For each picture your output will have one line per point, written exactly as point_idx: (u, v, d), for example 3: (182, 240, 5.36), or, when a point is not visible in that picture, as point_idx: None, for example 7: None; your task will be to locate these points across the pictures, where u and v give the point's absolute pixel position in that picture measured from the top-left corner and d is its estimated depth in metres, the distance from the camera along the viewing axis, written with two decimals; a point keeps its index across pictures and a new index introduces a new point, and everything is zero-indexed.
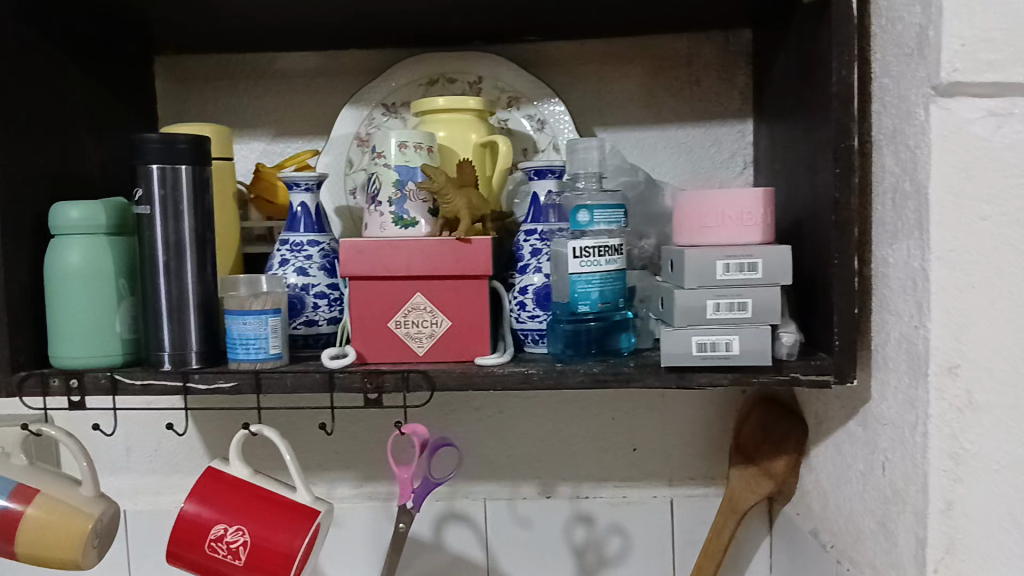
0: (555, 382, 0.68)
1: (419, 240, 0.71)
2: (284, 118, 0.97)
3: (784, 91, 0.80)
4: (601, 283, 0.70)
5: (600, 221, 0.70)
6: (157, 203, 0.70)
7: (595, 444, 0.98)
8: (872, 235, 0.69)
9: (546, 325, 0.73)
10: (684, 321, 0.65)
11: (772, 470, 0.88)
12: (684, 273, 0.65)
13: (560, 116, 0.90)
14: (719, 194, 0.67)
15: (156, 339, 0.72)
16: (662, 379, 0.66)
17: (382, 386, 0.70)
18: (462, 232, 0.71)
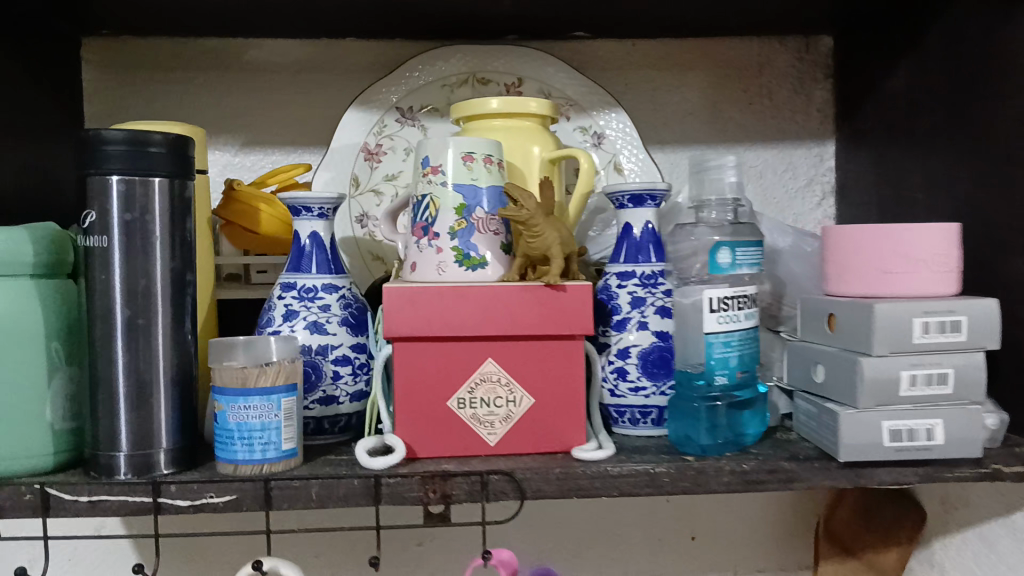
0: (693, 485, 0.50)
1: (493, 287, 0.52)
2: (259, 123, 0.75)
3: (914, 106, 0.65)
4: (742, 345, 0.52)
5: (742, 262, 0.52)
6: (119, 232, 0.48)
7: (644, 531, 0.79)
8: None
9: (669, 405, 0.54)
10: (872, 401, 0.49)
11: (879, 565, 0.71)
12: (874, 337, 0.48)
13: (623, 128, 0.71)
14: (905, 231, 0.51)
15: (109, 433, 0.49)
16: (834, 477, 0.50)
17: (450, 496, 0.49)
18: (556, 278, 0.52)
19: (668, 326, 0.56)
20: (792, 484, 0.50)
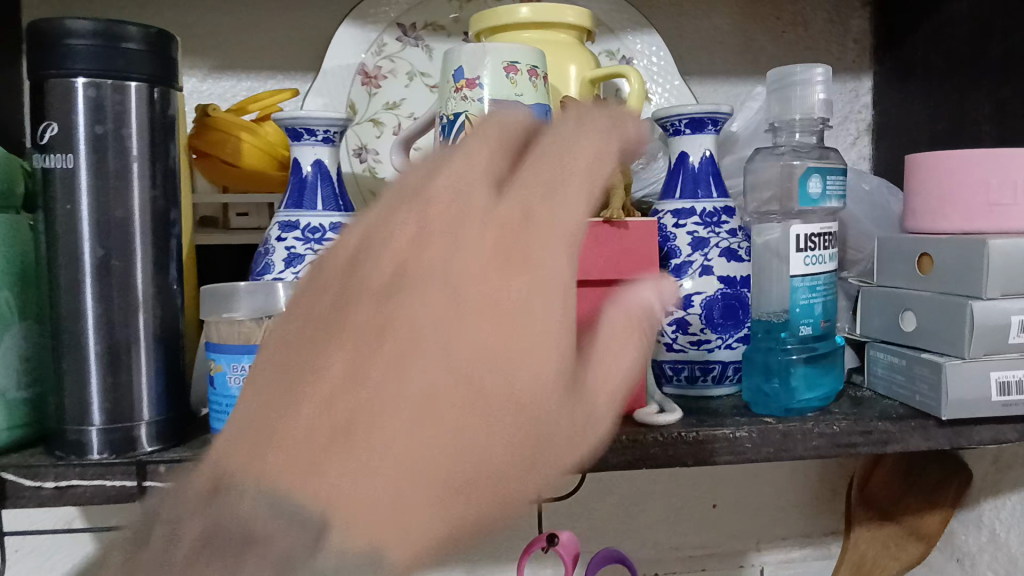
0: (777, 451, 0.43)
1: None
2: (233, 45, 0.64)
3: (981, 28, 0.58)
4: (825, 291, 0.46)
5: (832, 193, 0.46)
6: (87, 150, 0.39)
7: (664, 500, 0.72)
8: None
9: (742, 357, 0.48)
10: (979, 350, 0.43)
11: (924, 531, 0.66)
12: (987, 276, 0.42)
13: (653, 54, 0.64)
14: (1014, 156, 0.44)
15: (77, 404, 0.40)
16: (932, 438, 0.44)
17: None
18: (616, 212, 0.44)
19: (733, 272, 0.49)
20: (886, 446, 0.44)
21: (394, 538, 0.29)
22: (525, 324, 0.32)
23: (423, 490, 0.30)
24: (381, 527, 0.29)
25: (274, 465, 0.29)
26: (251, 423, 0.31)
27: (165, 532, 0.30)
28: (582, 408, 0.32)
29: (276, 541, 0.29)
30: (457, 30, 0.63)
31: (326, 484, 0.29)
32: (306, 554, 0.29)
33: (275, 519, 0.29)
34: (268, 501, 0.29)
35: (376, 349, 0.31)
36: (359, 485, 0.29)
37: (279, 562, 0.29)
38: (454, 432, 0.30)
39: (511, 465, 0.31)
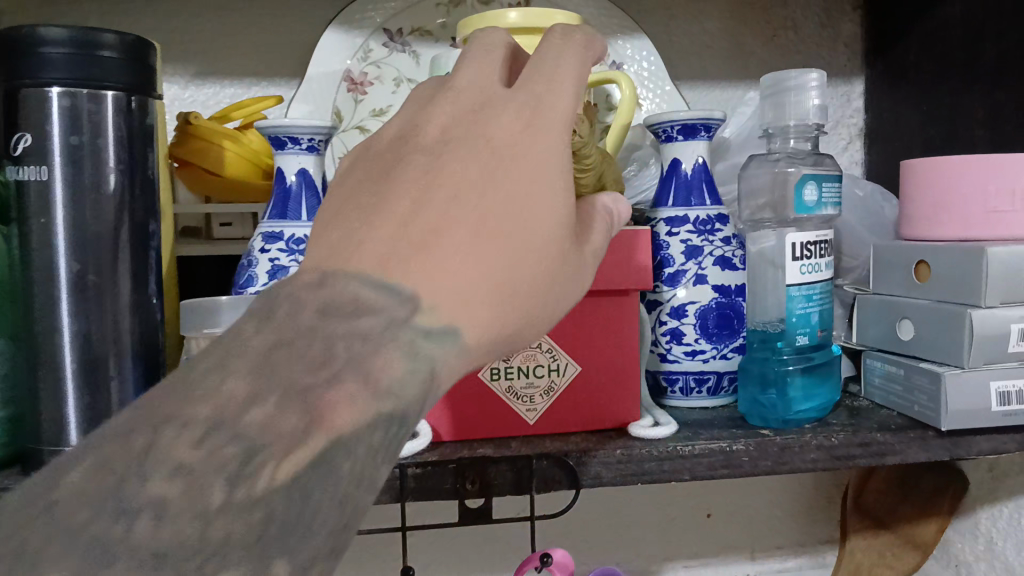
0: (774, 464, 0.42)
1: None
2: (216, 52, 0.63)
3: (974, 32, 0.58)
4: (822, 300, 0.45)
5: (828, 201, 0.45)
6: (63, 161, 0.38)
7: (657, 510, 0.71)
8: None
9: (737, 367, 0.47)
10: (978, 359, 0.42)
11: (918, 539, 0.64)
12: (986, 284, 0.41)
13: (643, 60, 0.63)
14: (1012, 161, 0.44)
15: (54, 423, 0.38)
16: (931, 449, 0.43)
17: (491, 486, 0.40)
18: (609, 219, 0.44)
19: (728, 280, 0.48)
20: (885, 459, 0.43)
21: (474, 319, 0.26)
22: (560, 119, 0.29)
23: (498, 281, 0.26)
24: (467, 304, 0.26)
25: (349, 244, 0.25)
26: (312, 248, 0.25)
27: (216, 354, 0.23)
28: (583, 248, 0.31)
29: (367, 345, 0.24)
30: (444, 35, 0.62)
31: (413, 272, 0.25)
32: (390, 337, 0.24)
33: (379, 297, 0.24)
34: (336, 310, 0.24)
35: (431, 149, 0.27)
36: (441, 264, 0.25)
37: (356, 343, 0.23)
38: (521, 222, 0.27)
39: (554, 280, 0.28)
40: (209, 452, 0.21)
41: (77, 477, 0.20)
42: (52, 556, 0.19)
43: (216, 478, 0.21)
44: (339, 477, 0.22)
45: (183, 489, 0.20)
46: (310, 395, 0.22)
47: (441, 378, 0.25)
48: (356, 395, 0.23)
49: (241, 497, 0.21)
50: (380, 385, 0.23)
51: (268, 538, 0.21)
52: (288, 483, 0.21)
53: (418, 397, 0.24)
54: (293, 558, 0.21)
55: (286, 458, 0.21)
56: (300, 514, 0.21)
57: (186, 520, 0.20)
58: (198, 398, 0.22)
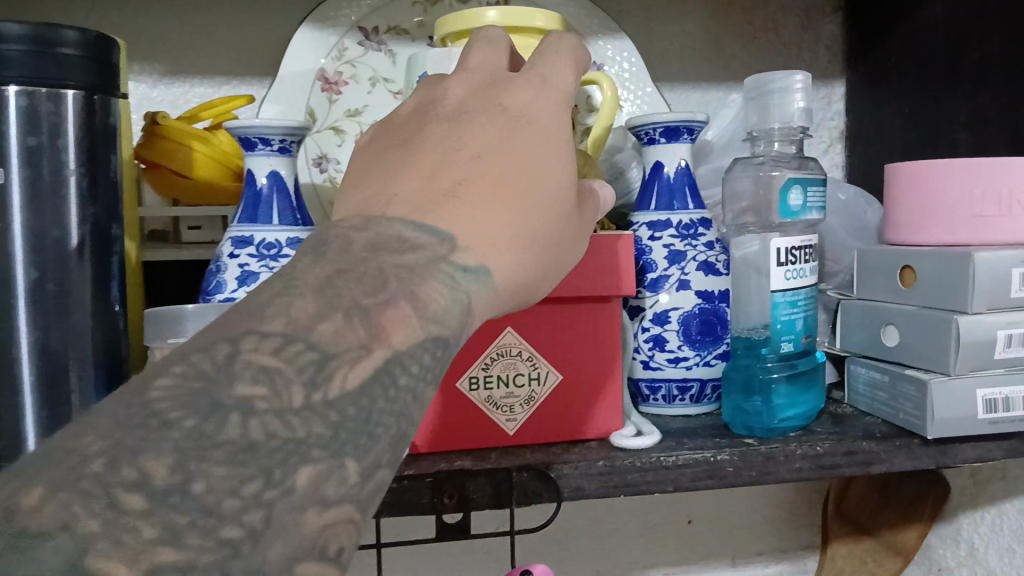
0: (759, 474, 0.41)
1: None
2: (185, 50, 0.61)
3: (957, 35, 0.57)
4: (806, 306, 0.45)
5: (813, 205, 0.44)
6: (20, 164, 0.36)
7: (638, 517, 0.70)
8: None
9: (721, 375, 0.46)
10: (965, 367, 0.42)
11: (900, 545, 0.64)
12: (973, 290, 0.41)
13: (624, 60, 0.62)
14: (999, 165, 0.43)
15: (12, 437, 0.37)
16: (917, 458, 0.43)
17: (469, 499, 0.39)
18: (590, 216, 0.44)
19: (712, 286, 0.47)
20: (870, 468, 0.42)
21: (499, 261, 0.29)
22: (561, 96, 0.33)
23: (516, 229, 0.30)
24: (491, 248, 0.29)
25: (385, 198, 0.29)
26: (353, 202, 0.29)
27: (245, 312, 0.24)
28: (587, 212, 0.34)
29: (415, 273, 0.26)
30: (421, 34, 0.60)
31: (443, 219, 0.28)
32: (433, 270, 0.27)
33: (418, 237, 0.27)
34: (383, 247, 0.27)
35: (451, 121, 0.31)
36: (466, 213, 0.29)
37: (406, 272, 0.26)
38: (534, 180, 0.31)
39: (563, 235, 0.32)
40: (287, 356, 0.23)
41: (174, 377, 0.21)
42: (159, 439, 0.20)
43: (295, 377, 0.22)
44: (397, 387, 0.24)
45: (270, 386, 0.22)
46: (369, 315, 0.24)
47: (472, 311, 0.28)
48: (407, 317, 0.25)
49: (317, 397, 0.22)
50: (426, 310, 0.26)
51: (344, 433, 0.22)
52: (356, 388, 0.23)
53: (457, 325, 0.27)
54: (364, 453, 0.22)
55: (354, 364, 0.24)
56: (366, 414, 0.23)
57: (273, 414, 0.21)
58: (270, 316, 0.23)
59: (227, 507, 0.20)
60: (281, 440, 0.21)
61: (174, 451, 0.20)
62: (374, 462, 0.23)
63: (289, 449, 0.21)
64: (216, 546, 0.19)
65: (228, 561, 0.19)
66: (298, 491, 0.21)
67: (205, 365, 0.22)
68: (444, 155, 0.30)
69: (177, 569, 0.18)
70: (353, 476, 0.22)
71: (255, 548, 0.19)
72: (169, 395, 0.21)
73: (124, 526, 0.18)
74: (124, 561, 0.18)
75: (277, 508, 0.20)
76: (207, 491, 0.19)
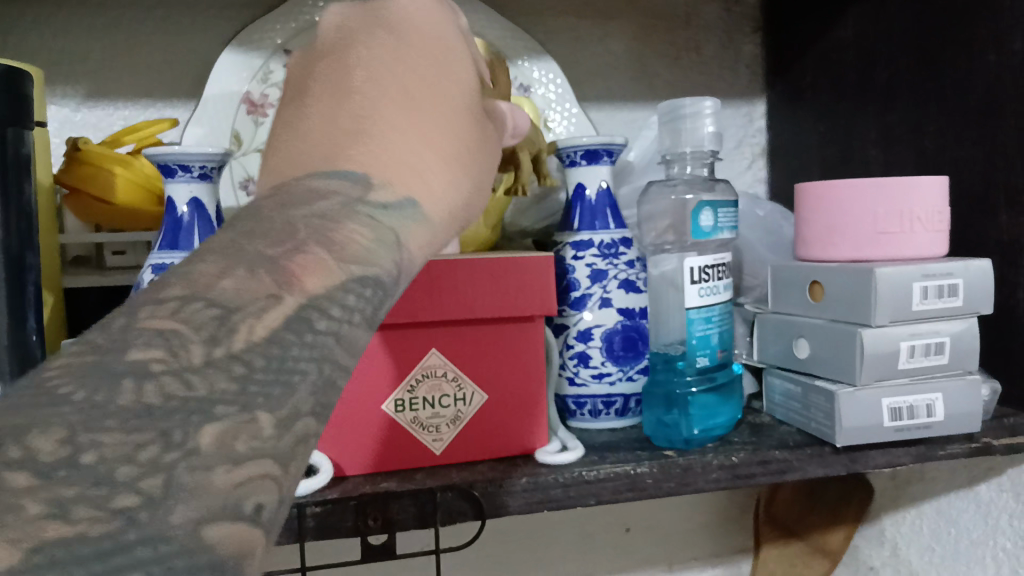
0: (678, 486, 0.43)
1: (456, 260, 0.42)
2: (106, 72, 0.60)
3: (868, 54, 0.60)
4: (721, 321, 0.46)
5: (723, 225, 0.46)
6: None
7: (575, 528, 0.70)
8: None
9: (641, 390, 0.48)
10: (870, 377, 0.43)
11: (828, 547, 0.66)
12: (876, 305, 0.42)
13: (549, 80, 0.63)
14: (899, 185, 0.45)
15: None
16: (828, 464, 0.44)
17: (394, 521, 0.40)
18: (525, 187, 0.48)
19: (632, 303, 0.49)
20: (783, 476, 0.44)
21: (425, 187, 0.28)
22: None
23: (433, 156, 0.28)
24: (414, 180, 0.28)
25: (292, 160, 0.27)
26: None
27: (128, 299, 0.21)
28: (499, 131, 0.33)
29: (328, 218, 0.24)
30: None
31: (355, 160, 0.27)
32: (350, 213, 0.25)
33: (328, 185, 0.26)
34: (291, 203, 0.25)
35: (329, 52, 0.29)
36: (381, 151, 0.27)
37: (317, 219, 0.24)
38: (442, 93, 0.29)
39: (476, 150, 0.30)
40: (187, 316, 0.20)
41: (69, 357, 0.19)
42: (48, 414, 0.17)
43: (193, 337, 0.20)
44: (314, 332, 0.22)
45: (168, 347, 0.19)
46: (276, 264, 0.22)
47: (403, 248, 0.26)
48: (320, 259, 0.23)
49: (221, 352, 0.20)
50: (343, 251, 0.24)
51: (253, 384, 0.20)
52: (266, 338, 0.21)
53: (390, 265, 0.25)
54: (281, 404, 0.20)
55: (262, 315, 0.21)
56: (280, 361, 0.21)
57: (172, 374, 0.19)
58: (169, 284, 0.21)
59: (122, 475, 0.17)
60: (182, 400, 0.18)
61: (64, 424, 0.17)
62: (292, 412, 0.20)
63: (191, 408, 0.18)
64: (109, 517, 0.17)
65: (125, 532, 0.16)
66: (205, 449, 0.18)
67: (100, 338, 0.19)
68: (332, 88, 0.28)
69: (67, 545, 0.16)
70: (269, 429, 0.19)
71: (156, 518, 0.17)
72: (63, 371, 0.18)
73: (9, 505, 0.16)
74: (6, 541, 0.15)
75: (179, 469, 0.18)
76: (101, 461, 0.17)
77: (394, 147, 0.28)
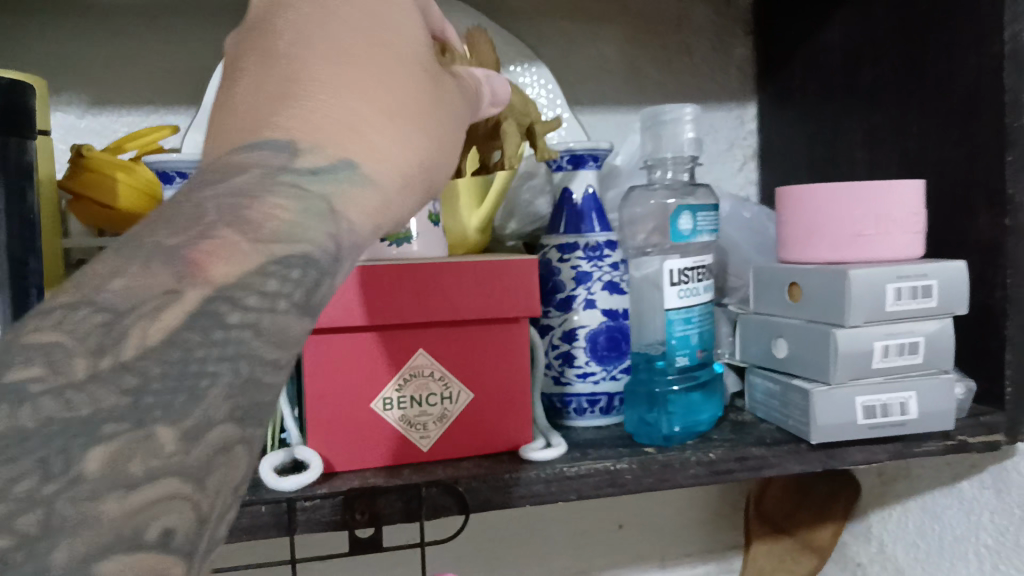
0: (657, 481, 0.44)
1: (442, 263, 0.44)
2: (109, 79, 0.62)
3: (854, 56, 0.61)
4: (701, 321, 0.48)
5: (703, 228, 0.47)
6: None
7: (568, 524, 0.72)
8: None
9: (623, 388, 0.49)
10: (844, 376, 0.45)
11: (816, 543, 0.68)
12: (850, 306, 0.44)
13: (541, 85, 0.65)
14: (875, 189, 0.46)
15: None
16: (806, 461, 0.46)
17: (381, 516, 0.41)
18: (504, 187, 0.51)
19: (616, 304, 0.50)
20: (761, 471, 0.45)
21: (363, 148, 0.27)
22: None
23: (372, 115, 0.27)
24: (350, 143, 0.27)
25: (225, 130, 0.27)
26: None
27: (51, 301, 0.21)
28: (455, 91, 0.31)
29: (244, 195, 0.24)
30: None
31: (284, 128, 0.26)
32: (270, 182, 0.24)
33: (253, 156, 0.25)
34: (211, 181, 0.24)
35: (269, 20, 0.28)
36: (314, 116, 0.27)
37: (229, 196, 0.24)
38: (383, 57, 0.28)
39: (425, 107, 0.29)
40: (70, 326, 0.20)
41: None
42: None
43: (75, 348, 0.20)
44: (223, 327, 0.22)
45: (47, 364, 0.19)
46: (173, 254, 0.22)
47: (336, 215, 0.26)
48: (232, 244, 0.23)
49: (106, 364, 0.20)
50: (259, 230, 0.23)
51: (147, 396, 0.20)
52: (160, 343, 0.21)
53: (317, 235, 0.25)
54: (183, 414, 0.20)
55: (155, 315, 0.21)
56: (182, 365, 0.21)
57: (52, 394, 0.19)
58: (64, 288, 0.21)
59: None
60: (63, 421, 0.19)
61: None
62: (198, 423, 0.20)
63: (76, 431, 0.19)
64: None
65: None
66: (89, 479, 0.18)
67: None
68: (263, 59, 0.27)
69: None
70: (169, 445, 0.19)
71: (34, 556, 0.17)
72: None
73: None
74: None
75: (59, 501, 0.18)
76: None
77: (328, 108, 0.27)
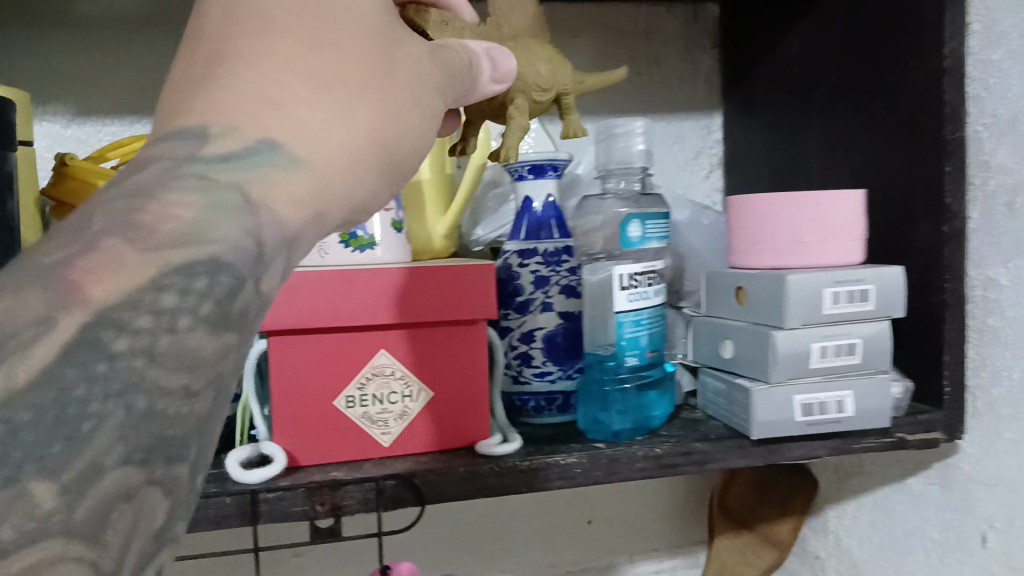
0: (606, 474, 0.46)
1: (402, 268, 0.46)
2: (94, 89, 0.65)
3: (810, 70, 0.64)
4: (650, 323, 0.50)
5: (652, 235, 0.50)
6: None
7: (538, 520, 0.74)
8: (970, 250, 0.54)
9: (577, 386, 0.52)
10: (783, 375, 0.47)
11: (775, 537, 0.70)
12: (788, 308, 0.46)
13: None
14: (817, 199, 0.49)
15: None
16: (748, 456, 0.48)
17: (341, 507, 0.44)
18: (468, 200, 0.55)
19: (573, 307, 0.53)
20: (706, 465, 0.47)
21: (282, 129, 0.26)
22: None
23: (292, 94, 0.26)
24: (266, 122, 0.26)
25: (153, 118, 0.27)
26: None
27: None
28: (407, 64, 0.30)
29: (142, 194, 0.23)
30: None
31: (203, 112, 0.26)
32: (172, 177, 0.24)
33: (166, 146, 0.25)
34: (122, 177, 0.24)
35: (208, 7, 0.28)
36: (232, 97, 0.26)
37: (124, 197, 0.23)
38: (320, 44, 0.27)
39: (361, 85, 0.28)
40: None
41: None
42: None
43: None
44: None
45: None
46: None
47: (249, 201, 0.25)
48: (120, 252, 0.21)
49: None
50: (153, 233, 0.22)
51: None
52: None
53: (225, 227, 0.23)
54: None
55: None
56: None
57: None
58: None
59: None
60: None
61: None
62: None
63: None
64: None
65: None
66: None
67: None
68: (194, 46, 0.27)
69: None
70: None
71: None
72: None
73: None
74: None
75: None
76: None
77: (249, 87, 0.26)
